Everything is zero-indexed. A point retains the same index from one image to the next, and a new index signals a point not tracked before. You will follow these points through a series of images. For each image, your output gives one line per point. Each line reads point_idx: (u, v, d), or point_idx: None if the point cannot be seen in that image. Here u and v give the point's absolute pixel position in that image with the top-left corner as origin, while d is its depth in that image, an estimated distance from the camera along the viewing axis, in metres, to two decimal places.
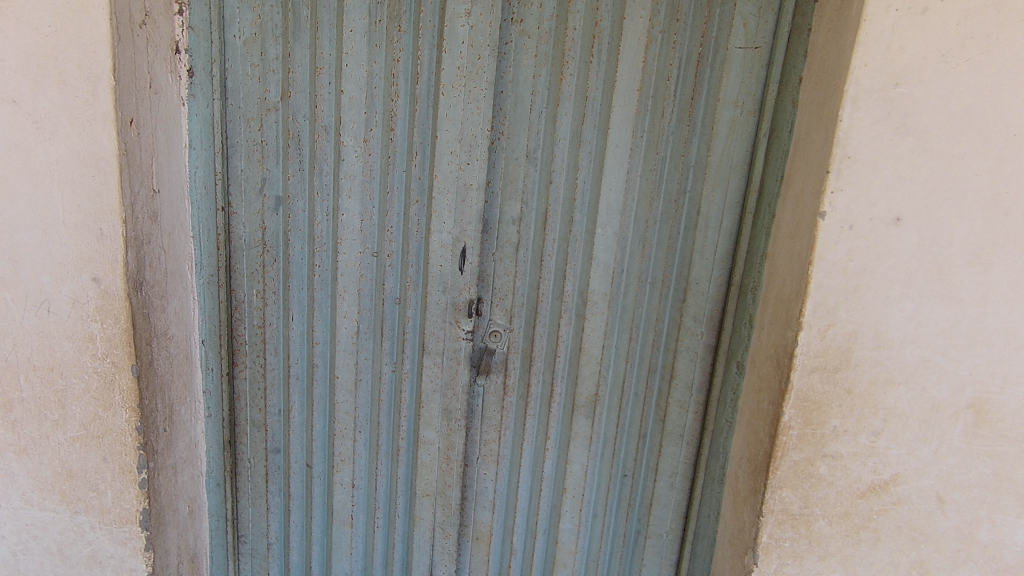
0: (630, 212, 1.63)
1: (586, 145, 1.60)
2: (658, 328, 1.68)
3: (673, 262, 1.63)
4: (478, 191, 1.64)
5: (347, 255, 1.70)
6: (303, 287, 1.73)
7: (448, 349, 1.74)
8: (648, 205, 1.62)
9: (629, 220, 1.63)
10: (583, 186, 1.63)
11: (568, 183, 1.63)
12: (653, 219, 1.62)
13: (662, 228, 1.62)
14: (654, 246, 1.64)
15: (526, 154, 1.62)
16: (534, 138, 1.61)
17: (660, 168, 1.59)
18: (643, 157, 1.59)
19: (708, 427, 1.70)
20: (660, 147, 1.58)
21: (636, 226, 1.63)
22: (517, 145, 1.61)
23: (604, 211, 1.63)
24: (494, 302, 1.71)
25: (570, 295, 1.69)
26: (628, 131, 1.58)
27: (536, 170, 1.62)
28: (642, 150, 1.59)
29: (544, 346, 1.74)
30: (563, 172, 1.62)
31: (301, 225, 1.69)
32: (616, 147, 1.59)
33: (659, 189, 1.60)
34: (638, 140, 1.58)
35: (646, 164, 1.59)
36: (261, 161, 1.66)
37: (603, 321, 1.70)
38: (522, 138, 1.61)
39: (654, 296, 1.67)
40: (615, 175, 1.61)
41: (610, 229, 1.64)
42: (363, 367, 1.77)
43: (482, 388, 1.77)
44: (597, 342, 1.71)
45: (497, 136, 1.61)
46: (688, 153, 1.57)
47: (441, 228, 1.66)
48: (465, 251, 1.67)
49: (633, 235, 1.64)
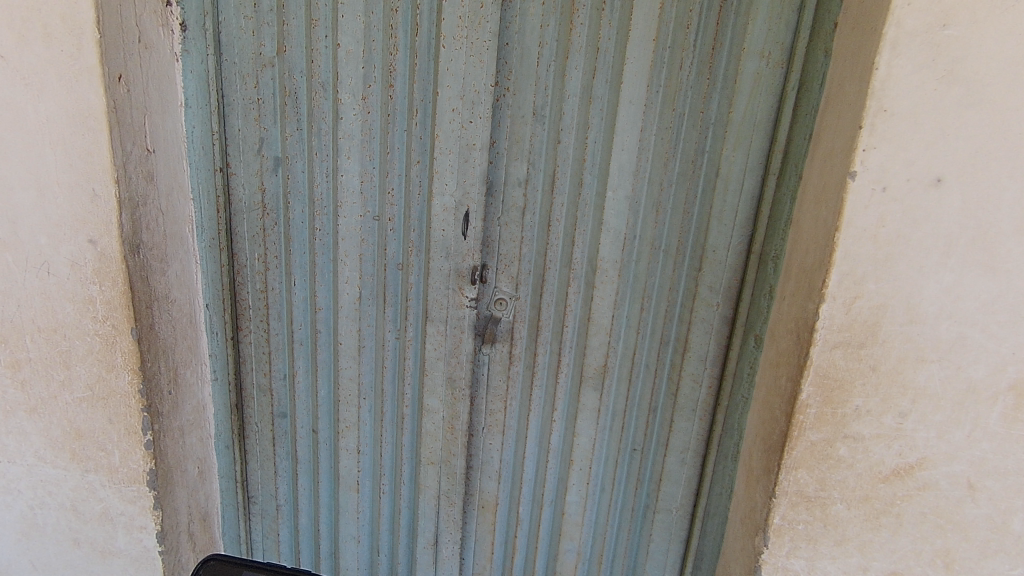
0: (643, 174, 1.52)
1: (597, 102, 1.49)
2: (671, 298, 1.59)
3: (688, 228, 1.53)
4: (482, 151, 1.55)
5: (347, 218, 1.64)
6: (304, 251, 1.68)
7: (452, 316, 1.68)
8: (663, 166, 1.51)
9: (642, 182, 1.53)
10: (593, 146, 1.52)
11: (578, 143, 1.52)
12: (668, 181, 1.51)
13: (677, 191, 1.52)
14: (670, 211, 1.53)
15: (532, 112, 1.52)
16: (541, 93, 1.50)
17: (676, 126, 1.47)
18: (658, 115, 1.47)
19: (722, 403, 1.61)
20: (677, 104, 1.46)
21: (649, 189, 1.53)
22: (523, 101, 1.51)
23: (615, 173, 1.53)
24: (499, 268, 1.64)
25: (578, 262, 1.61)
26: (642, 85, 1.46)
27: (543, 128, 1.53)
28: (657, 107, 1.47)
29: (551, 314, 1.67)
30: (572, 131, 1.52)
31: (301, 187, 1.64)
32: (629, 103, 1.48)
33: (675, 149, 1.49)
34: (654, 95, 1.46)
35: (661, 121, 1.48)
36: (258, 121, 1.60)
37: (614, 290, 1.61)
38: (528, 94, 1.51)
39: (669, 263, 1.57)
40: (628, 134, 1.50)
41: (622, 192, 1.54)
42: (366, 334, 1.73)
43: (487, 357, 1.71)
44: (606, 312, 1.63)
45: (501, 93, 1.51)
46: (708, 110, 1.44)
47: (443, 191, 1.59)
48: (469, 215, 1.60)
49: (646, 199, 1.54)
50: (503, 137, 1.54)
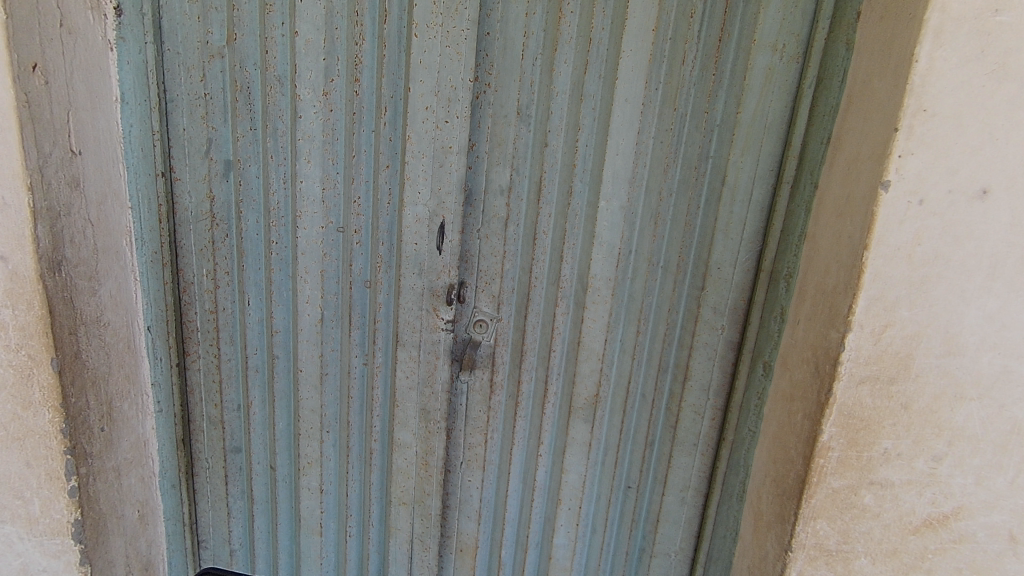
0: (640, 181, 1.36)
1: (588, 101, 1.33)
2: (670, 321, 1.42)
3: (689, 242, 1.37)
4: (459, 155, 1.38)
5: (307, 230, 1.45)
6: (259, 267, 1.49)
7: (426, 340, 1.50)
8: (662, 172, 1.35)
9: (639, 191, 1.36)
10: (584, 150, 1.36)
11: (567, 147, 1.36)
12: (667, 190, 1.35)
13: (678, 201, 1.35)
14: (669, 223, 1.37)
15: (516, 111, 1.35)
16: (526, 91, 1.34)
17: (677, 129, 1.32)
18: (657, 115, 1.32)
19: (727, 438, 1.44)
20: (678, 104, 1.30)
21: (647, 198, 1.37)
22: (506, 100, 1.35)
23: (608, 180, 1.37)
24: (479, 287, 1.47)
25: (567, 281, 1.44)
26: (640, 82, 1.30)
27: (529, 130, 1.36)
28: (656, 106, 1.31)
29: (537, 338, 1.50)
30: (560, 133, 1.36)
31: (255, 193, 1.44)
32: (624, 102, 1.32)
33: (675, 153, 1.33)
34: (653, 94, 1.31)
35: (661, 123, 1.32)
36: (205, 119, 1.41)
37: (607, 311, 1.44)
38: (512, 92, 1.34)
39: (668, 281, 1.41)
40: (623, 136, 1.34)
41: (617, 202, 1.38)
42: (329, 360, 1.54)
43: (465, 385, 1.54)
44: (598, 336, 1.46)
45: (482, 90, 1.34)
46: (712, 111, 1.29)
47: (415, 200, 1.41)
48: (444, 227, 1.42)
49: (642, 210, 1.37)
50: (483, 139, 1.37)
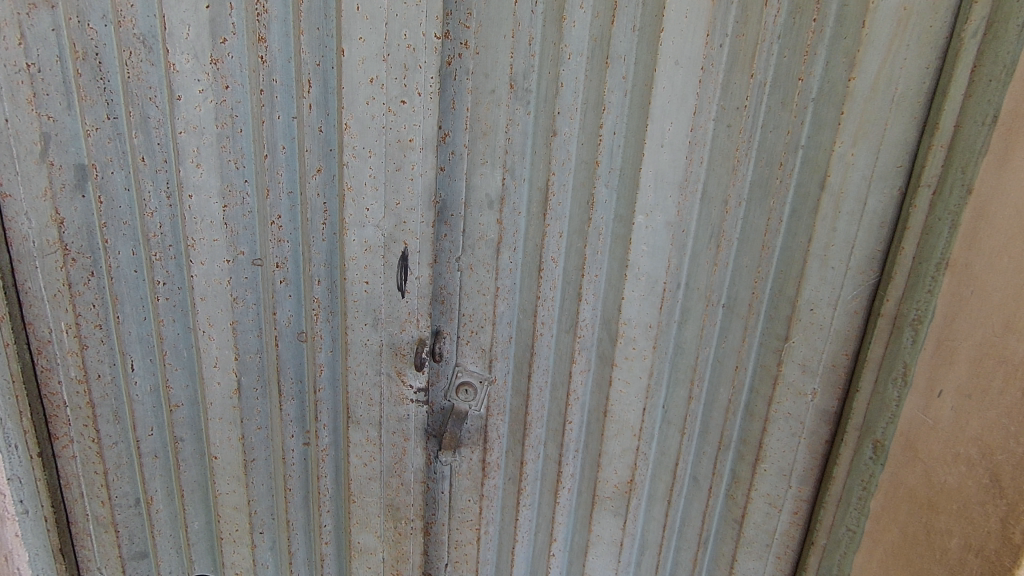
0: (695, 185, 0.92)
1: (617, 66, 0.88)
2: (735, 382, 1.00)
3: (767, 272, 0.93)
4: (424, 152, 0.90)
5: (207, 267, 0.97)
6: (142, 317, 1.03)
7: (390, 418, 1.05)
8: (728, 171, 0.91)
9: (692, 198, 0.93)
10: (611, 140, 0.91)
11: (587, 134, 0.92)
12: (734, 197, 0.92)
13: (752, 212, 0.92)
14: (737, 244, 0.94)
15: (508, 85, 0.91)
16: (523, 53, 0.90)
17: (752, 105, 0.87)
18: (720, 86, 0.87)
19: (816, 540, 1.02)
20: (755, 67, 0.86)
21: (704, 209, 0.93)
22: (492, 67, 0.91)
23: (648, 185, 0.92)
24: (460, 338, 1.05)
25: (586, 327, 1.02)
26: (699, 35, 0.85)
27: (527, 112, 0.92)
28: (719, 73, 0.87)
29: (546, 402, 1.08)
30: (576, 115, 0.91)
31: (125, 215, 0.97)
32: (671, 66, 0.86)
33: (749, 142, 0.89)
34: (716, 53, 0.86)
35: (727, 97, 0.88)
36: (33, 101, 0.88)
37: (646, 370, 1.02)
38: (502, 54, 0.90)
39: (736, 328, 0.97)
40: (673, 118, 0.89)
41: (661, 215, 0.94)
42: (256, 443, 1.10)
43: (448, 468, 1.12)
44: (634, 403, 1.04)
45: (455, 54, 0.91)
46: (809, 77, 0.83)
47: (363, 220, 0.93)
48: (407, 258, 0.95)
49: (697, 226, 0.94)
50: (461, 125, 0.94)
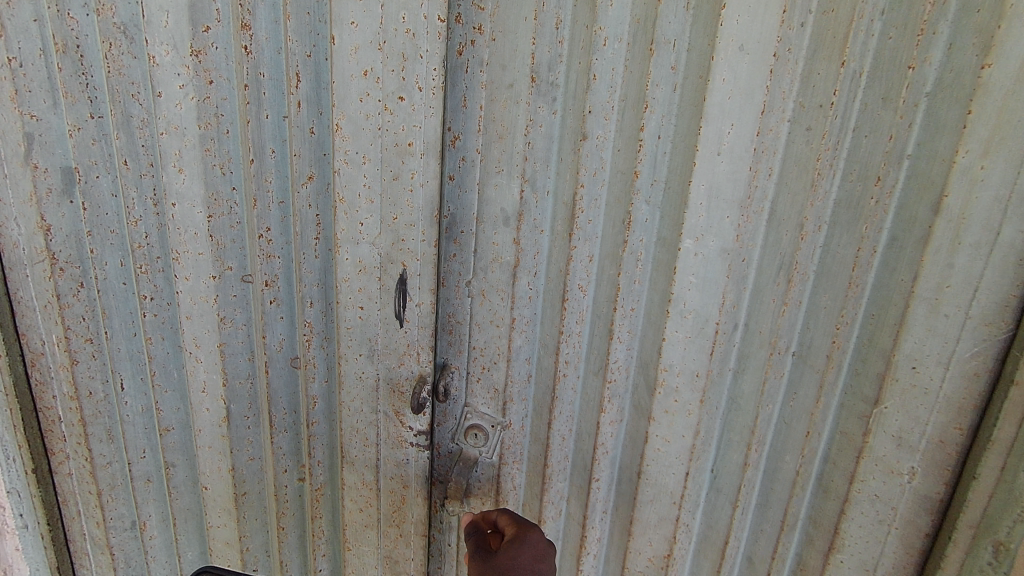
0: (763, 203, 0.72)
1: (662, 53, 0.70)
2: (805, 450, 0.79)
3: (853, 316, 0.72)
4: (426, 158, 0.75)
5: (193, 283, 0.88)
6: (131, 334, 0.95)
7: (389, 461, 0.91)
8: (806, 187, 0.70)
9: (756, 219, 0.73)
10: (655, 146, 0.74)
11: (624, 139, 0.75)
12: (812, 220, 0.71)
13: (837, 239, 0.71)
14: (814, 278, 0.73)
15: (529, 78, 0.76)
16: (548, 39, 0.74)
17: (841, 103, 0.67)
18: (798, 78, 0.67)
19: None
20: (847, 52, 0.65)
21: (772, 233, 0.73)
22: (510, 57, 0.76)
23: (699, 202, 0.73)
24: (471, 373, 0.91)
25: (617, 371, 0.84)
26: (774, 10, 0.65)
27: (552, 111, 0.76)
28: (799, 61, 0.67)
29: (570, 454, 0.91)
30: (612, 115, 0.74)
31: (113, 224, 0.89)
32: (734, 52, 0.67)
33: (835, 151, 0.68)
34: (794, 35, 0.66)
35: (807, 92, 0.68)
36: (15, 97, 0.79)
37: (691, 427, 0.83)
38: (523, 40, 0.75)
39: (809, 384, 0.77)
40: (736, 118, 0.69)
41: (715, 240, 0.74)
42: (248, 476, 0.99)
43: (456, 519, 0.98)
44: (676, 465, 0.85)
45: (467, 41, 0.76)
46: (920, 65, 0.62)
47: (357, 236, 0.80)
48: (405, 282, 0.81)
49: (761, 255, 0.74)
50: (473, 127, 0.79)
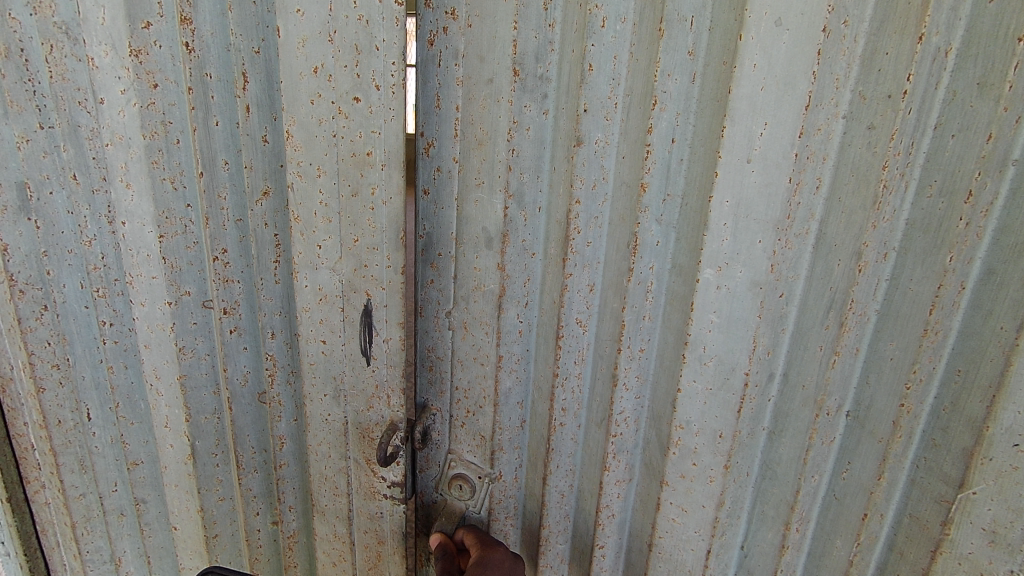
0: (809, 224, 0.53)
1: (676, 33, 0.54)
2: (861, 537, 0.60)
3: (929, 373, 0.52)
4: (387, 170, 0.63)
5: (149, 309, 0.79)
6: (95, 361, 0.86)
7: (363, 513, 0.80)
8: (867, 203, 0.51)
9: (799, 244, 0.53)
10: (667, 154, 0.57)
11: (630, 144, 0.59)
12: (872, 247, 0.52)
13: (909, 271, 0.51)
14: (876, 321, 0.54)
15: (511, 72, 0.61)
16: (534, 22, 0.60)
17: (917, 93, 0.47)
18: (858, 60, 0.47)
19: None
20: (926, 21, 0.45)
21: (820, 262, 0.54)
22: (488, 46, 0.61)
23: (722, 224, 0.54)
24: (457, 417, 0.77)
25: (621, 425, 0.69)
26: None
27: (543, 111, 0.62)
28: (860, 38, 0.47)
29: (570, 513, 0.78)
30: (615, 114, 0.59)
31: (69, 243, 0.79)
32: (769, 27, 0.48)
33: (909, 156, 0.49)
34: (852, 2, 0.46)
35: (869, 78, 0.48)
36: None
37: (713, 497, 0.64)
38: (502, 25, 0.60)
39: (867, 456, 0.58)
40: (771, 109, 0.50)
41: (744, 270, 0.55)
42: (219, 517, 0.90)
43: None
44: (695, 541, 0.67)
45: (439, 29, 0.63)
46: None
47: (315, 260, 0.69)
48: (370, 314, 0.69)
49: (805, 289, 0.55)
50: (449, 131, 0.66)
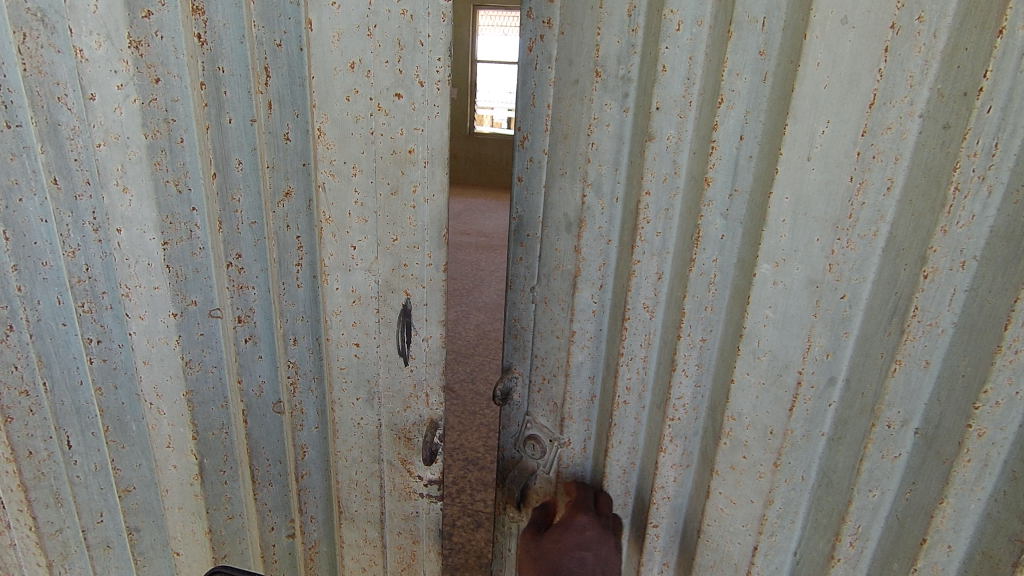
0: (876, 225, 0.60)
1: (747, 33, 0.62)
2: (919, 563, 0.65)
3: (1008, 397, 0.56)
4: (431, 167, 0.63)
5: (149, 323, 0.72)
6: (76, 385, 0.74)
7: (396, 514, 0.79)
8: (939, 207, 0.56)
9: (863, 246, 0.61)
10: (735, 150, 0.66)
11: (697, 147, 0.69)
12: (942, 253, 0.57)
13: (989, 283, 0.56)
14: (950, 334, 0.59)
15: (593, 73, 0.72)
16: (618, 28, 0.70)
17: (996, 91, 0.51)
18: (937, 57, 0.54)
19: None
20: (1007, 16, 0.50)
21: (888, 267, 0.61)
22: (577, 51, 0.72)
23: (782, 219, 0.63)
24: (537, 385, 0.87)
25: (676, 411, 0.77)
26: None
27: (624, 109, 0.72)
28: (939, 33, 0.54)
29: (631, 488, 0.86)
30: (688, 112, 0.69)
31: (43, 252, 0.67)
32: (837, 24, 0.56)
33: (991, 158, 0.53)
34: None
35: (950, 75, 0.54)
36: None
37: (763, 492, 0.72)
38: (589, 32, 0.71)
39: (932, 478, 0.63)
40: (839, 109, 0.58)
41: (801, 267, 0.64)
42: (228, 536, 0.85)
43: (513, 526, 0.95)
44: (743, 535, 0.76)
45: (538, 36, 0.74)
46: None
47: (349, 262, 0.67)
48: (409, 314, 0.68)
49: (872, 293, 0.62)
50: (542, 127, 0.77)
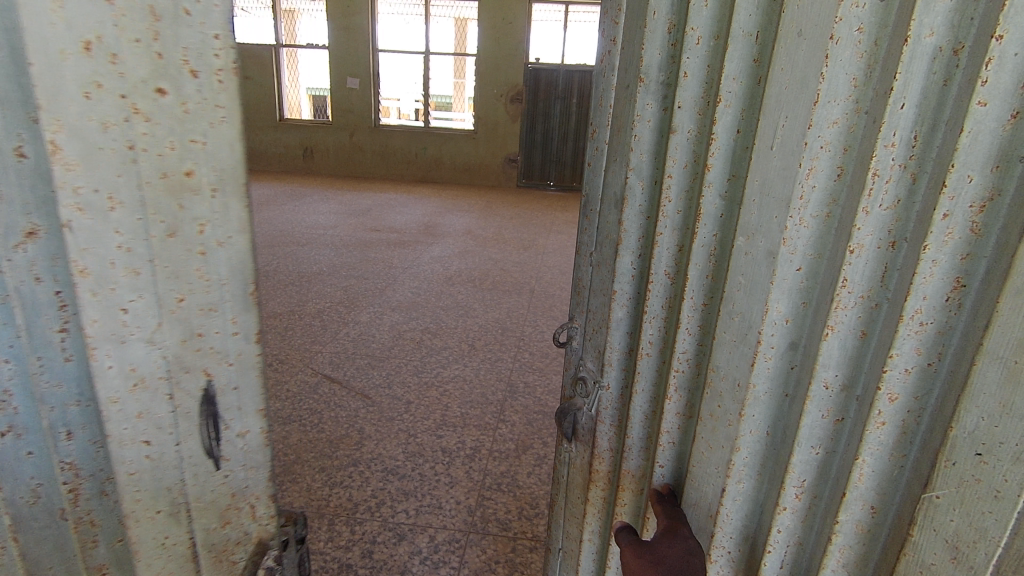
0: (826, 209, 0.93)
1: (778, 76, 0.95)
2: (884, 423, 0.88)
3: (962, 296, 0.79)
4: (218, 192, 0.79)
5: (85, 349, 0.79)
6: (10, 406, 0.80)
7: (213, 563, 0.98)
8: (864, 191, 0.85)
9: (812, 222, 0.94)
10: (769, 146, 0.98)
11: (654, 142, 1.19)
12: (863, 229, 0.86)
13: (909, 229, 0.84)
14: (902, 251, 0.85)
15: (643, 83, 1.16)
16: (694, 87, 1.10)
17: (897, 94, 0.80)
18: (875, 63, 0.84)
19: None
20: (913, 27, 0.77)
21: (828, 237, 0.94)
22: (625, 99, 1.25)
23: (754, 199, 1.01)
24: (587, 334, 1.47)
25: (680, 362, 1.20)
26: (826, 27, 0.86)
27: (690, 131, 1.12)
28: (879, 42, 0.83)
29: (648, 412, 1.33)
30: (741, 126, 1.05)
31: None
32: (794, 48, 0.92)
33: (910, 144, 0.81)
34: (863, 13, 0.82)
35: (871, 90, 0.85)
36: None
37: (738, 403, 1.09)
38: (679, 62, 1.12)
39: (871, 368, 0.90)
40: (800, 105, 0.92)
41: (804, 237, 0.95)
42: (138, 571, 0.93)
43: (569, 430, 1.53)
44: (721, 447, 1.13)
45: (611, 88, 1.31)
46: (1006, 37, 0.69)
47: (114, 332, 0.79)
48: (217, 400, 0.88)
49: (823, 259, 0.95)
50: (612, 142, 1.31)
